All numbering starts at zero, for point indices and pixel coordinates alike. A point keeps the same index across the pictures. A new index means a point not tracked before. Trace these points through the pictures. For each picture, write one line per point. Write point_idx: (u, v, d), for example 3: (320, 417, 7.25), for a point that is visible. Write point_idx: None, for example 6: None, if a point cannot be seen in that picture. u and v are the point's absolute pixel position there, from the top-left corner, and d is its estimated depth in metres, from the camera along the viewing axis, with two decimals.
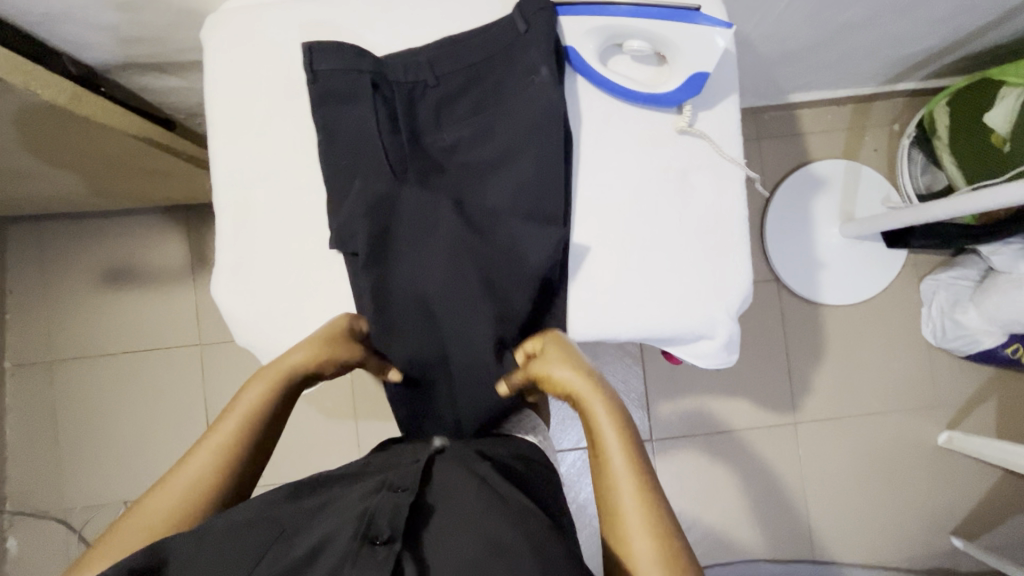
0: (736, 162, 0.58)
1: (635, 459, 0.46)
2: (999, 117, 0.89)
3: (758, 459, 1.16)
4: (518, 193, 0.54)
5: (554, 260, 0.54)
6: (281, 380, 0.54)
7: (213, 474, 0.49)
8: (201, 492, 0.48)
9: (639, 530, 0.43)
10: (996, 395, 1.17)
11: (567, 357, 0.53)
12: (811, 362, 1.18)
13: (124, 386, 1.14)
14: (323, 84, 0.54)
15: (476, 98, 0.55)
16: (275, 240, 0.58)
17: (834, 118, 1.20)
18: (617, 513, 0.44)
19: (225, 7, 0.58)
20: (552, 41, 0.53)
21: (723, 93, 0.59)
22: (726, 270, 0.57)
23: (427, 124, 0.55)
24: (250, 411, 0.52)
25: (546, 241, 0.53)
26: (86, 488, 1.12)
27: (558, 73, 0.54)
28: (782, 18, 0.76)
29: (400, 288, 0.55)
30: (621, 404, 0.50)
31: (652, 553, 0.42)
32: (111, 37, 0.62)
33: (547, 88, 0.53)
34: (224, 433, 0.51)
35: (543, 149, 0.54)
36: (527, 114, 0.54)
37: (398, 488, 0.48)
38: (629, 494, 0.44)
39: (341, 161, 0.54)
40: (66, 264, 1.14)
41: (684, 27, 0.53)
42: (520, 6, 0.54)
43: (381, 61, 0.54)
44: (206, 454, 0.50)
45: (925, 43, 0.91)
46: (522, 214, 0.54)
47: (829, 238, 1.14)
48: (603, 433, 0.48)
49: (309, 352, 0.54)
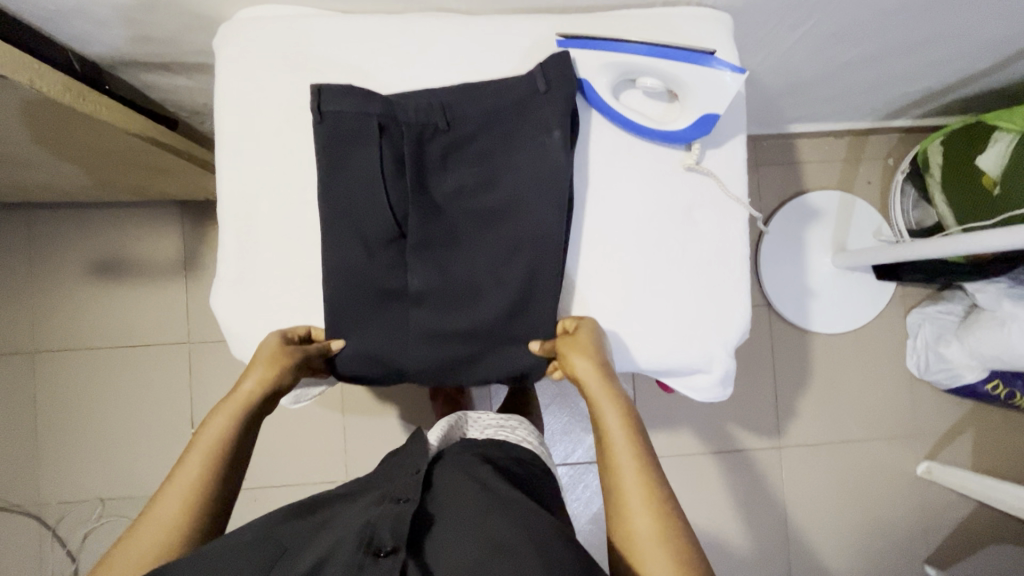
0: (742, 202, 0.57)
1: (638, 445, 0.50)
2: (990, 160, 0.92)
3: (741, 481, 1.18)
4: (514, 246, 0.54)
5: (551, 298, 0.54)
6: (241, 406, 0.53)
7: (185, 513, 0.48)
8: (174, 527, 0.47)
9: (639, 505, 0.47)
10: (973, 429, 1.20)
11: (591, 349, 0.54)
12: (798, 389, 1.20)
13: (108, 382, 1.12)
14: (331, 124, 0.53)
15: (487, 145, 0.54)
16: (275, 255, 0.57)
17: (831, 149, 1.22)
18: (618, 491, 0.48)
19: (237, 17, 0.57)
20: (571, 107, 0.53)
21: (733, 131, 0.58)
22: (727, 307, 0.57)
23: (432, 166, 0.54)
24: (215, 442, 0.51)
25: (543, 302, 0.54)
26: (64, 482, 1.10)
27: (570, 140, 0.53)
28: (788, 54, 0.77)
29: (387, 321, 0.55)
30: (629, 402, 0.53)
31: (650, 526, 0.46)
32: (120, 37, 0.61)
33: (555, 151, 0.53)
34: (189, 469, 0.50)
35: (547, 209, 0.53)
36: (533, 171, 0.53)
37: (400, 500, 0.50)
38: (632, 476, 0.48)
39: (342, 197, 0.53)
40: (55, 255, 1.12)
41: (696, 69, 0.51)
42: (544, 65, 0.53)
43: (391, 102, 0.53)
44: (176, 490, 0.49)
45: (927, 82, 0.93)
46: (515, 268, 0.54)
47: (821, 267, 1.17)
48: (609, 421, 0.51)
49: (260, 368, 0.53)
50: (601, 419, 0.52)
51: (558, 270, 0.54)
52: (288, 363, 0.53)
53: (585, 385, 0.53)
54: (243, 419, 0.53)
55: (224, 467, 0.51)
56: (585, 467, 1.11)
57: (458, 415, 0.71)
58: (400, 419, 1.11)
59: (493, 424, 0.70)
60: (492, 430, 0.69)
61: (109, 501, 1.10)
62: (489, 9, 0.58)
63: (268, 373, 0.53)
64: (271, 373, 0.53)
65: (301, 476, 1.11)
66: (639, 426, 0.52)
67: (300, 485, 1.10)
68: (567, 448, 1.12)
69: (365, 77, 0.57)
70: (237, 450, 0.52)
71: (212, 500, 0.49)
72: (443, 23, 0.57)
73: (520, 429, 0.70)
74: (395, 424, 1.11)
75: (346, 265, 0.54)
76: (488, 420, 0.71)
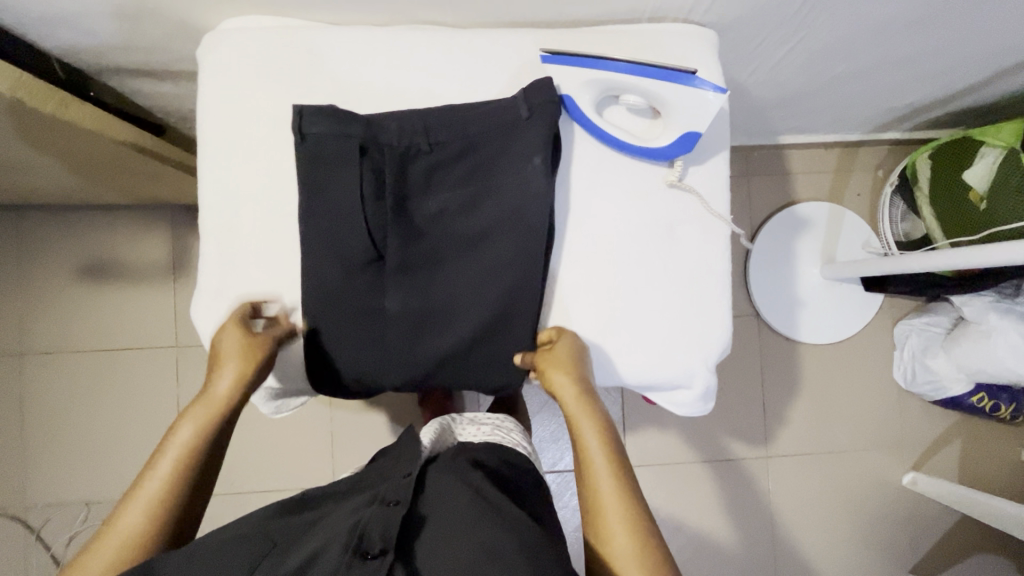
0: (723, 219, 0.58)
1: (617, 465, 0.51)
2: (977, 174, 0.94)
3: (729, 489, 1.19)
4: (493, 271, 0.54)
5: (529, 321, 0.55)
6: (212, 408, 0.54)
7: (156, 514, 0.50)
8: (145, 528, 0.49)
9: (620, 526, 0.48)
10: (959, 440, 1.21)
11: (571, 365, 0.55)
12: (787, 398, 1.21)
13: (95, 385, 1.12)
14: (310, 146, 0.52)
15: (469, 168, 0.54)
16: (257, 267, 0.57)
17: (821, 160, 1.23)
18: (599, 512, 0.49)
19: (222, 28, 0.57)
20: (552, 135, 0.53)
21: (715, 149, 0.58)
22: (706, 324, 0.58)
23: (415, 188, 0.53)
24: (189, 443, 0.52)
25: (521, 325, 0.55)
26: (49, 486, 1.10)
27: (551, 164, 0.53)
28: (776, 68, 0.78)
29: (364, 342, 0.55)
30: (609, 422, 0.54)
31: (630, 547, 0.47)
32: (106, 46, 0.61)
33: (538, 179, 0.53)
34: (163, 469, 0.51)
35: (527, 236, 0.53)
36: (513, 198, 0.53)
37: (391, 502, 0.50)
38: (611, 495, 0.49)
39: (321, 217, 0.52)
40: (42, 257, 1.11)
41: (679, 89, 0.52)
42: (527, 92, 0.53)
43: (372, 123, 0.52)
44: (150, 491, 0.50)
45: (915, 97, 0.94)
46: (493, 291, 0.54)
47: (809, 277, 1.17)
48: (589, 442, 0.52)
49: (231, 368, 0.54)
50: (581, 439, 0.53)
51: (536, 295, 0.54)
52: (259, 359, 0.54)
53: (565, 402, 0.54)
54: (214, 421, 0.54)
55: (198, 465, 0.52)
56: (572, 474, 1.12)
57: (443, 420, 0.71)
58: (388, 425, 1.11)
59: (488, 426, 0.70)
60: (487, 433, 0.68)
61: (94, 504, 1.09)
62: (474, 23, 0.59)
63: (238, 374, 0.54)
64: (241, 374, 0.54)
65: (289, 481, 1.10)
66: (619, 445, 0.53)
67: (287, 490, 1.10)
68: (555, 455, 1.12)
69: (351, 90, 0.57)
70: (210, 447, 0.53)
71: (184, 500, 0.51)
72: (429, 38, 0.57)
73: (514, 432, 0.71)
74: (383, 430, 1.11)
75: (324, 287, 0.53)
76: (483, 423, 0.71)
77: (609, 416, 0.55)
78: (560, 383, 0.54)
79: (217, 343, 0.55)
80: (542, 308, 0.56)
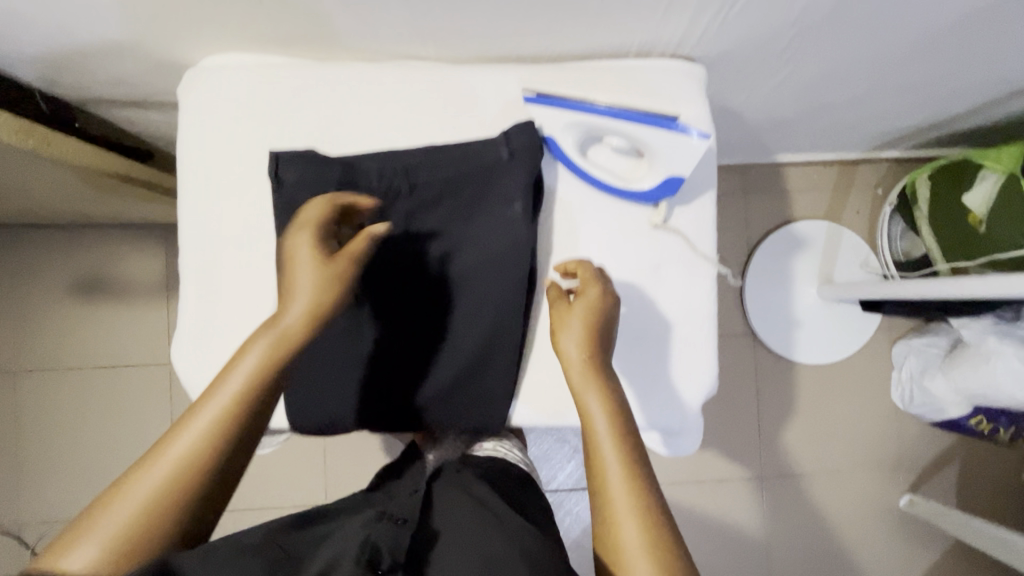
0: (709, 260, 0.57)
1: (626, 446, 0.45)
2: (977, 198, 0.92)
3: (722, 509, 1.18)
4: (472, 313, 0.54)
5: (507, 367, 0.54)
6: (283, 338, 0.45)
7: (197, 460, 0.41)
8: (183, 471, 0.41)
9: (627, 512, 0.42)
10: (956, 462, 1.19)
11: (582, 326, 0.50)
12: (782, 418, 1.20)
13: (88, 402, 1.12)
14: (288, 192, 0.53)
15: (450, 210, 0.54)
16: (235, 308, 0.56)
17: (819, 178, 1.21)
18: (604, 495, 0.43)
19: (202, 65, 0.57)
20: (531, 178, 0.53)
21: (700, 189, 0.57)
22: (691, 366, 0.57)
23: (396, 230, 0.54)
24: (249, 378, 0.44)
25: (501, 371, 0.54)
26: (43, 502, 1.10)
27: (532, 210, 0.54)
28: (768, 95, 0.76)
29: (338, 384, 0.55)
30: (620, 399, 0.47)
31: (638, 539, 0.40)
32: (88, 80, 0.61)
33: (517, 225, 0.53)
34: (214, 405, 0.43)
35: (506, 280, 0.53)
36: (493, 241, 0.54)
37: (399, 519, 0.47)
38: (620, 482, 0.43)
39: None
40: (37, 274, 1.12)
41: (664, 134, 0.51)
42: (508, 134, 0.53)
43: (351, 167, 0.53)
44: (199, 424, 0.42)
45: (913, 119, 0.92)
46: (473, 333, 0.54)
47: (806, 297, 1.16)
48: (598, 420, 0.46)
49: (309, 296, 0.46)
50: (589, 415, 0.46)
51: (516, 342, 0.54)
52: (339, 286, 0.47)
53: (572, 373, 0.49)
54: (281, 355, 0.45)
55: (251, 410, 0.44)
56: (565, 495, 1.11)
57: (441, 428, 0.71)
58: (380, 444, 1.11)
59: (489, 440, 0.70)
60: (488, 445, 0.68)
61: None
62: (456, 60, 0.58)
63: (314, 304, 0.46)
64: (320, 304, 0.46)
65: (281, 500, 1.10)
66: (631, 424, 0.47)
67: (278, 508, 1.10)
68: (548, 475, 1.11)
69: (330, 129, 0.56)
70: (265, 396, 0.44)
71: (226, 454, 0.42)
72: (410, 77, 0.56)
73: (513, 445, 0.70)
74: (374, 450, 1.10)
75: None
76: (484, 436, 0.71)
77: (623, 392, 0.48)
78: (567, 348, 0.50)
79: (294, 263, 0.47)
80: (521, 354, 0.56)
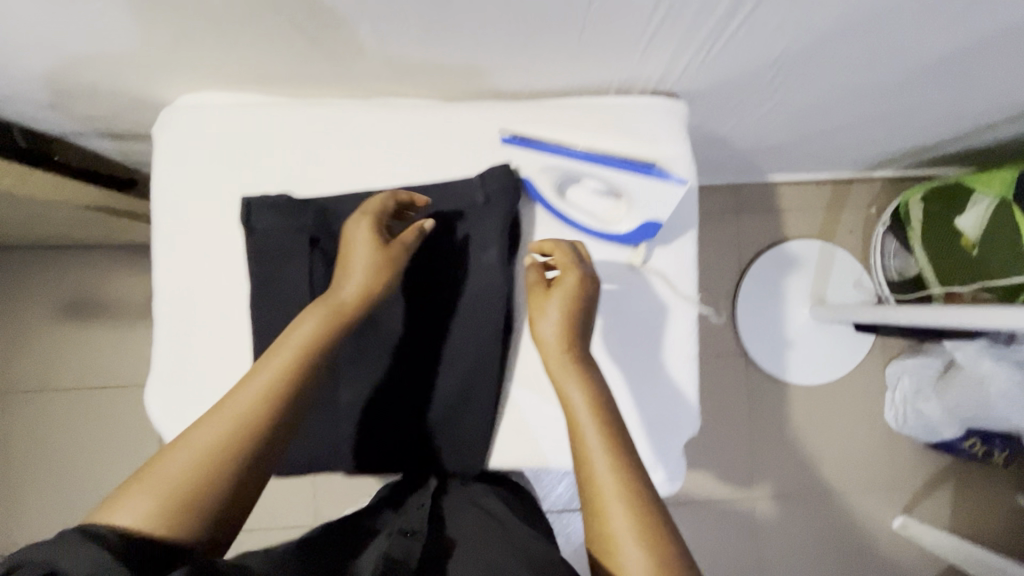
0: (689, 301, 0.56)
1: (607, 429, 0.45)
2: (970, 221, 0.91)
3: (715, 530, 1.17)
4: (451, 353, 0.56)
5: (486, 406, 0.55)
6: (338, 310, 0.48)
7: (257, 415, 0.43)
8: (244, 425, 0.43)
9: (615, 498, 0.42)
10: (950, 484, 1.18)
11: (559, 306, 0.50)
12: (775, 438, 1.19)
13: (76, 422, 1.11)
14: (259, 241, 0.53)
15: (427, 253, 0.56)
16: (211, 348, 0.56)
17: (812, 196, 1.20)
18: (590, 478, 0.43)
19: (178, 103, 0.56)
20: (504, 226, 0.55)
21: (681, 229, 0.57)
22: (671, 406, 0.56)
23: None
24: (305, 343, 0.46)
25: (480, 410, 0.56)
26: (29, 523, 1.09)
27: (508, 254, 0.56)
28: (755, 123, 0.75)
29: (315, 427, 0.56)
30: (600, 384, 0.48)
31: (628, 524, 0.41)
32: (64, 115, 0.60)
33: (494, 271, 0.55)
34: (272, 365, 0.45)
35: (484, 320, 0.55)
36: (470, 284, 0.55)
37: (408, 532, 0.46)
38: (606, 470, 0.43)
39: (271, 310, 0.53)
40: (25, 294, 1.11)
41: (640, 179, 0.51)
42: (484, 178, 0.54)
43: (324, 211, 0.53)
44: (258, 384, 0.44)
45: (904, 143, 0.91)
46: (452, 373, 0.56)
47: (798, 317, 1.15)
48: (579, 408, 0.46)
49: (364, 273, 0.49)
50: (570, 404, 0.47)
51: (495, 381, 0.55)
52: (392, 267, 0.51)
53: (552, 363, 0.50)
54: (335, 324, 0.48)
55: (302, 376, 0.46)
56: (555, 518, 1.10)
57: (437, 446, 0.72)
58: None
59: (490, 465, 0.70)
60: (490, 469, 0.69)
61: None
62: (435, 97, 0.57)
63: (368, 281, 0.49)
64: (371, 281, 0.49)
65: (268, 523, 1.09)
66: (613, 408, 0.47)
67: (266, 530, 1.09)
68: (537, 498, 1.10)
69: (306, 167, 0.56)
70: (318, 363, 0.47)
71: (280, 416, 0.44)
72: (387, 115, 0.56)
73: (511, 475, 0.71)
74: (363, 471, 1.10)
75: None
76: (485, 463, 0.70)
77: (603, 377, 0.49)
78: (544, 334, 0.50)
79: (349, 244, 0.50)
80: (499, 393, 0.57)
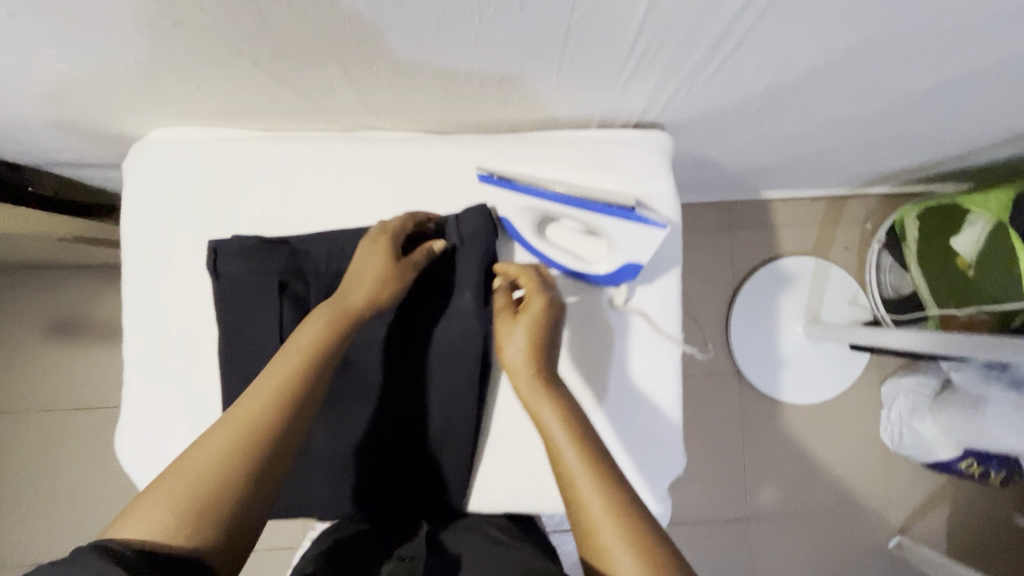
0: (673, 341, 0.56)
1: (578, 436, 0.44)
2: (965, 242, 0.90)
3: (708, 551, 1.16)
4: (427, 396, 0.55)
5: (462, 451, 0.55)
6: (344, 313, 0.48)
7: (267, 416, 0.43)
8: (252, 425, 0.42)
9: (600, 510, 0.40)
10: (947, 504, 1.17)
11: (525, 327, 0.50)
12: (769, 457, 1.17)
13: (61, 443, 1.10)
14: (228, 285, 0.52)
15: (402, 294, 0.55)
16: (183, 389, 0.54)
17: (807, 213, 1.19)
18: (574, 494, 0.42)
19: (149, 137, 0.55)
20: (479, 269, 0.54)
21: (663, 268, 0.56)
22: (654, 446, 0.56)
23: None
24: (312, 343, 0.46)
25: (456, 454, 0.55)
26: (13, 546, 1.08)
27: (484, 298, 0.54)
28: (744, 148, 0.74)
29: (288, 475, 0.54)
30: (568, 398, 0.47)
31: (617, 532, 0.39)
32: (35, 148, 0.59)
33: (469, 314, 0.54)
34: (279, 368, 0.45)
35: (459, 364, 0.54)
36: (446, 326, 0.54)
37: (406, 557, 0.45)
38: (587, 482, 0.41)
39: (241, 356, 0.52)
40: (10, 314, 1.10)
41: (619, 222, 0.52)
42: (459, 220, 0.53)
43: (295, 255, 0.52)
44: (266, 384, 0.44)
45: (898, 163, 0.90)
46: (428, 417, 0.55)
47: (792, 335, 1.14)
48: (552, 427, 0.45)
49: (370, 280, 0.50)
50: (542, 421, 0.46)
51: (471, 426, 0.54)
52: (398, 276, 0.51)
53: (523, 388, 0.49)
54: (342, 326, 0.48)
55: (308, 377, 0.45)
56: None
57: None
58: None
59: None
60: None
61: None
62: (412, 131, 0.56)
63: (373, 289, 0.50)
64: (375, 288, 0.50)
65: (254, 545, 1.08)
66: (584, 419, 0.46)
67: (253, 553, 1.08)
68: None
69: (281, 204, 0.55)
70: (325, 363, 0.46)
71: (288, 417, 0.43)
72: (363, 151, 0.55)
73: None
74: None
75: None
76: None
77: (570, 392, 0.48)
78: (512, 358, 0.50)
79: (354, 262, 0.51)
80: (476, 437, 0.56)
